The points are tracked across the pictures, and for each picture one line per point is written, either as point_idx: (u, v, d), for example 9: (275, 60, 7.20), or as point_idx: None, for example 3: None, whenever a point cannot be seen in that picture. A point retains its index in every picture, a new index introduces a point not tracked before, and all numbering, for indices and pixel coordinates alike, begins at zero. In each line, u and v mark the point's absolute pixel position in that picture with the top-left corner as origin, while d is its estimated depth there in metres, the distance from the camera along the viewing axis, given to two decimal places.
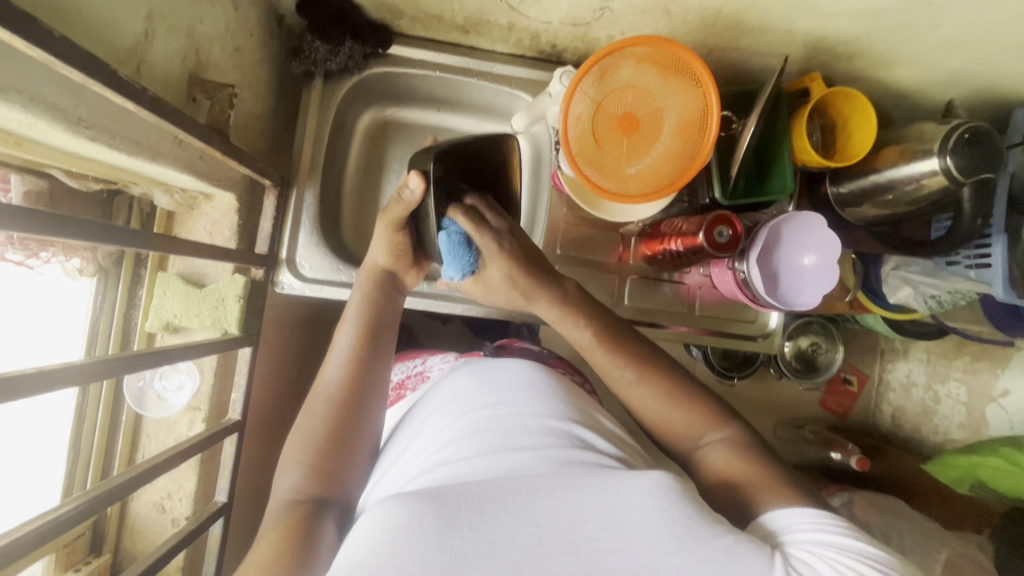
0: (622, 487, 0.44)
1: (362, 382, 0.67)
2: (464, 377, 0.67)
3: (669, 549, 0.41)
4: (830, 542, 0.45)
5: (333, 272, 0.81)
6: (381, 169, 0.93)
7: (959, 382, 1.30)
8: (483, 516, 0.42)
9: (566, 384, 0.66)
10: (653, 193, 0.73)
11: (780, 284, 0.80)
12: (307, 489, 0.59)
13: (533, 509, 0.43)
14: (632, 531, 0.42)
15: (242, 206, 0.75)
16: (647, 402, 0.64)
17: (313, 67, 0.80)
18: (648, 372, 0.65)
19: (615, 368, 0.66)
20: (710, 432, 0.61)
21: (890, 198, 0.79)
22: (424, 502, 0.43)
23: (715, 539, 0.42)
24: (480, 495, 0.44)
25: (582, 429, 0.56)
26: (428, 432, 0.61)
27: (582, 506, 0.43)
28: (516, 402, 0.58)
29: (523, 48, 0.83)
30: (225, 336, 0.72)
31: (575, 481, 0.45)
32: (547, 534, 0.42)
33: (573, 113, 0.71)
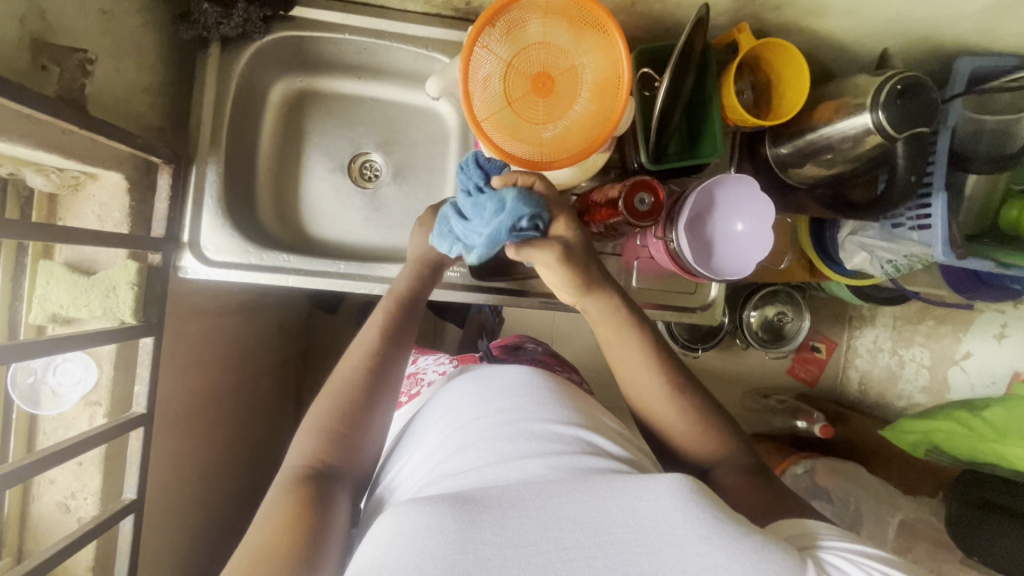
0: (645, 487, 0.42)
1: (385, 358, 0.62)
2: (465, 384, 0.64)
3: (699, 549, 0.38)
4: (862, 550, 0.45)
5: (242, 254, 0.76)
6: (301, 142, 0.87)
7: (922, 346, 1.30)
8: (504, 520, 0.39)
9: (579, 390, 0.64)
10: (571, 158, 0.68)
11: (714, 253, 0.77)
12: (317, 458, 0.55)
13: (556, 513, 0.40)
14: (660, 533, 0.39)
15: (133, 186, 0.70)
16: (665, 413, 0.63)
17: (205, 33, 0.73)
18: (677, 384, 0.63)
19: (640, 372, 0.63)
20: (723, 455, 0.62)
21: (829, 158, 0.75)
22: (442, 506, 0.40)
23: (743, 538, 0.39)
24: (499, 500, 0.41)
25: (590, 432, 0.53)
26: (429, 443, 0.58)
27: (604, 509, 0.40)
28: (522, 405, 0.55)
29: (436, 5, 0.77)
30: (119, 326, 0.68)
31: (594, 484, 0.42)
32: (573, 538, 0.39)
33: (480, 74, 0.66)
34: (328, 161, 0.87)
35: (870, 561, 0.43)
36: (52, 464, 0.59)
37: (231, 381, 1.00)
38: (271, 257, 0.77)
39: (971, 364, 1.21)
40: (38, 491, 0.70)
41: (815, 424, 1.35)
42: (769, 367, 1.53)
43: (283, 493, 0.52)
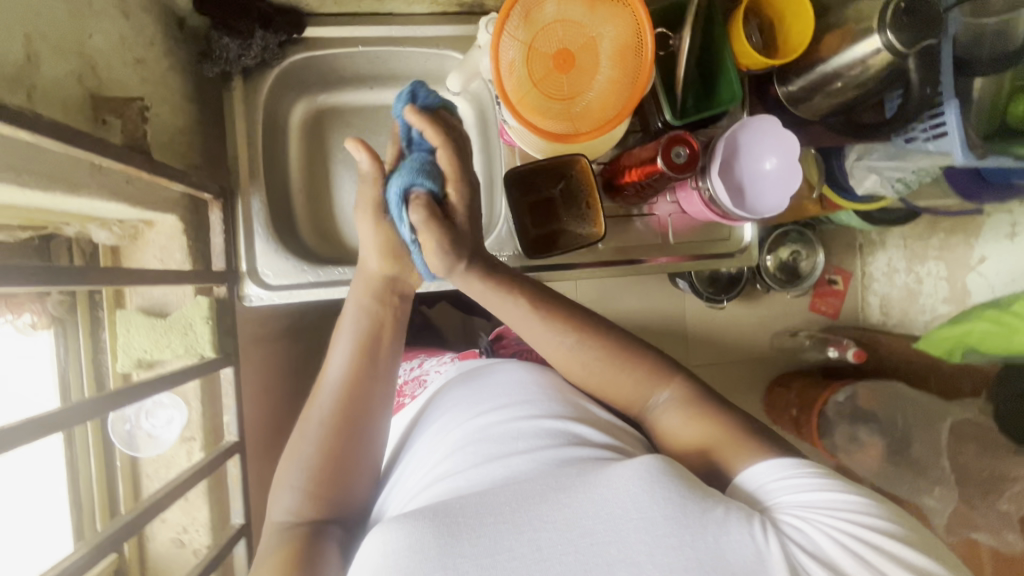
0: (615, 478, 0.46)
1: (363, 396, 0.63)
2: (455, 398, 0.67)
3: (664, 531, 0.42)
4: (810, 501, 0.46)
5: (299, 274, 0.79)
6: (327, 161, 0.91)
7: (936, 260, 1.38)
8: (481, 531, 0.44)
9: (561, 384, 0.69)
10: (602, 127, 0.72)
11: (747, 194, 0.80)
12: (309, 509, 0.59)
13: (529, 515, 0.44)
14: (629, 518, 0.43)
15: (188, 225, 0.72)
16: (581, 367, 0.65)
17: (228, 68, 0.76)
18: (583, 334, 0.65)
19: (551, 340, 0.65)
20: (657, 392, 0.63)
21: (839, 86, 0.78)
22: (423, 522, 0.44)
23: (707, 514, 0.43)
24: (477, 507, 0.45)
25: (570, 428, 0.56)
26: (423, 456, 0.62)
27: (574, 506, 0.44)
28: (503, 416, 0.58)
29: (442, 4, 0.79)
30: (202, 360, 0.70)
31: (567, 483, 0.46)
32: (546, 538, 0.43)
33: (506, 61, 0.69)
34: (355, 173, 0.91)
35: (814, 511, 0.45)
36: (176, 495, 0.62)
37: (296, 404, 1.03)
38: (326, 273, 0.79)
39: (988, 267, 1.28)
40: (151, 531, 0.73)
41: (847, 350, 1.37)
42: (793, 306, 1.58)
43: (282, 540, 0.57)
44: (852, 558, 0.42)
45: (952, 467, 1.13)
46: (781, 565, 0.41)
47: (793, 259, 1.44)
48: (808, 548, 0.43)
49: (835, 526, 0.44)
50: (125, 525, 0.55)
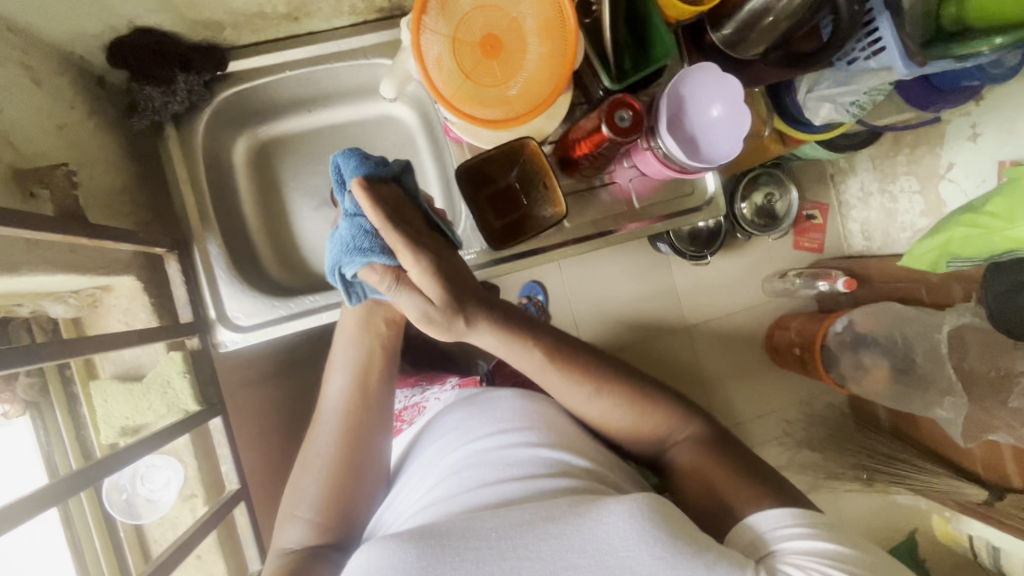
0: (606, 514, 0.49)
1: (358, 425, 0.71)
2: (454, 416, 0.69)
3: (647, 568, 0.46)
4: (808, 549, 0.49)
5: (270, 309, 0.77)
6: (280, 194, 0.90)
7: (907, 174, 1.41)
8: (465, 553, 0.48)
9: (554, 405, 0.70)
10: (540, 105, 0.70)
11: (700, 146, 0.79)
12: (312, 537, 0.65)
13: (515, 543, 0.48)
14: (615, 556, 0.47)
15: (147, 283, 0.71)
16: (590, 411, 0.68)
17: (157, 117, 0.74)
18: (597, 383, 0.67)
19: (571, 392, 0.67)
20: (674, 435, 0.67)
21: (771, 21, 0.78)
22: (412, 543, 0.49)
23: (690, 555, 0.46)
24: (464, 532, 0.49)
25: (561, 455, 0.59)
26: (420, 476, 0.65)
27: (561, 538, 0.48)
28: (500, 438, 0.61)
29: (361, 12, 0.78)
30: (185, 415, 0.69)
31: (558, 515, 0.49)
32: (529, 566, 0.47)
33: (433, 57, 0.68)
34: (311, 200, 0.90)
35: (814, 561, 0.47)
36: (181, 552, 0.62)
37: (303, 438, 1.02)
38: (298, 303, 0.78)
39: (956, 172, 1.28)
40: None
41: (838, 280, 1.38)
42: (778, 248, 1.60)
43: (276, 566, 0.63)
44: None
45: (955, 372, 1.14)
46: None
47: (768, 202, 1.49)
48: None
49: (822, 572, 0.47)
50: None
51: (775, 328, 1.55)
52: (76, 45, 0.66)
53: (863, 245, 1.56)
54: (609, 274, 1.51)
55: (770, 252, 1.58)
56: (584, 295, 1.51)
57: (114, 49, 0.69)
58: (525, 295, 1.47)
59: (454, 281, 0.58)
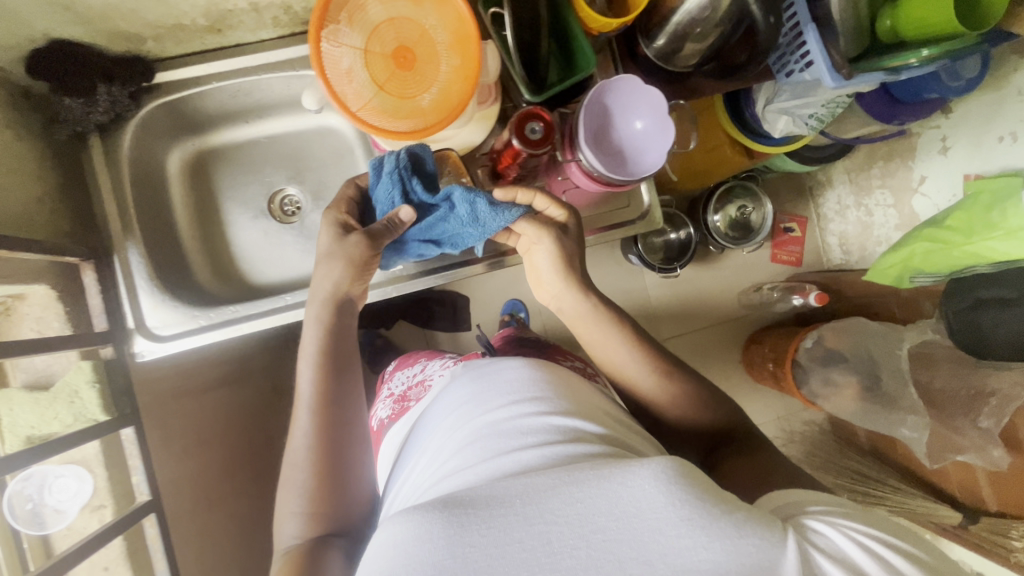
0: (631, 475, 0.44)
1: (334, 413, 0.67)
2: (461, 393, 0.67)
3: (681, 531, 0.41)
4: (835, 512, 0.48)
5: (190, 319, 0.78)
6: (216, 205, 0.91)
7: (881, 188, 1.40)
8: (489, 521, 0.42)
9: (561, 376, 0.66)
10: (451, 114, 0.69)
11: (625, 158, 0.78)
12: (304, 530, 0.63)
13: (540, 507, 0.43)
14: (643, 519, 0.42)
15: (62, 292, 0.71)
16: (660, 394, 0.72)
17: (80, 127, 0.75)
18: (662, 366, 0.72)
19: (640, 374, 0.72)
20: (721, 433, 0.71)
21: (699, 32, 0.77)
22: (433, 512, 0.43)
23: (722, 517, 0.42)
24: (488, 498, 0.44)
25: (569, 423, 0.56)
26: (433, 452, 0.62)
27: (588, 499, 0.43)
28: (513, 408, 0.58)
29: (285, 25, 0.78)
30: (92, 425, 0.69)
31: (579, 475, 0.45)
32: (557, 531, 0.42)
33: (343, 68, 0.68)
34: (248, 210, 0.91)
35: (844, 518, 0.47)
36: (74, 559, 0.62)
37: (252, 446, 1.03)
38: (218, 313, 0.78)
39: (929, 187, 1.27)
40: None
41: (810, 296, 1.39)
42: (754, 261, 1.60)
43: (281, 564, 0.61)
44: (874, 560, 0.43)
45: (922, 390, 1.18)
46: (794, 561, 0.41)
47: (742, 214, 1.49)
48: (830, 551, 0.43)
49: (853, 528, 0.46)
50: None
51: (751, 343, 1.57)
52: None
53: (842, 258, 1.58)
54: None
55: (745, 266, 1.60)
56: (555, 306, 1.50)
57: (33, 60, 0.70)
58: (507, 313, 1.55)
59: (572, 247, 0.75)
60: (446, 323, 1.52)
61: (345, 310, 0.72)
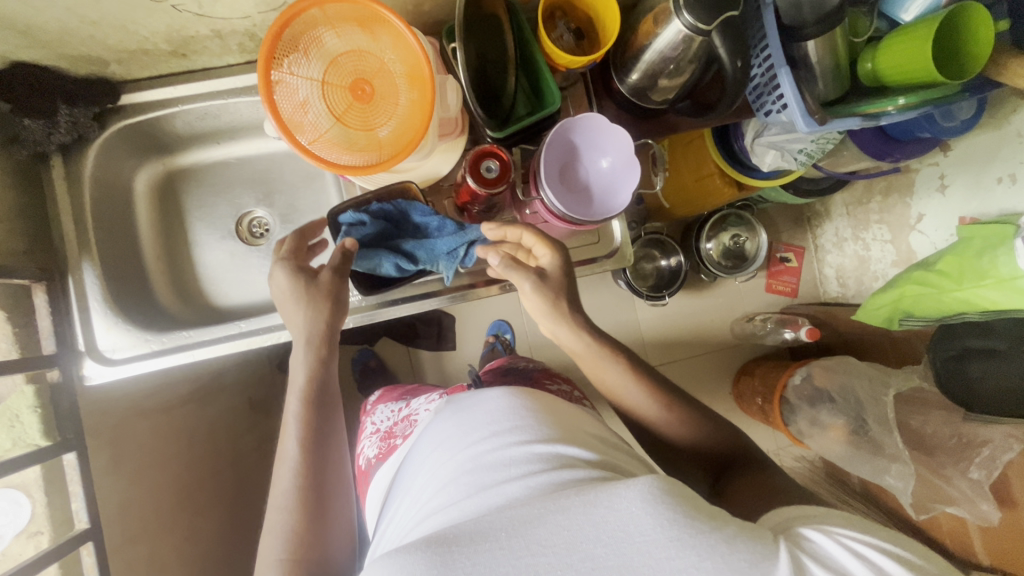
0: (615, 498, 0.45)
1: (323, 445, 0.66)
2: (448, 415, 0.67)
3: (671, 552, 0.42)
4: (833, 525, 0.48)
5: (142, 343, 0.77)
6: (183, 225, 0.91)
7: (879, 223, 1.36)
8: (475, 558, 0.43)
9: (550, 398, 0.67)
10: (409, 148, 0.67)
11: (592, 197, 0.76)
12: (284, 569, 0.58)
13: (526, 540, 0.43)
14: (632, 543, 0.42)
15: (12, 313, 0.70)
16: (660, 418, 0.70)
17: (40, 147, 0.75)
18: (655, 388, 0.70)
19: (633, 399, 0.70)
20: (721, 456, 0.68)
21: (671, 69, 0.75)
22: (418, 552, 0.44)
23: (710, 535, 0.43)
24: (471, 535, 0.44)
25: (557, 444, 0.56)
26: (421, 477, 0.62)
27: (575, 528, 0.43)
28: (500, 433, 0.58)
29: (250, 50, 0.78)
30: (32, 450, 0.68)
31: (565, 502, 0.45)
32: (546, 563, 0.42)
33: (299, 100, 0.66)
34: (215, 231, 0.92)
35: (841, 531, 0.46)
36: None
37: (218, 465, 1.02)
38: (170, 338, 0.78)
39: (927, 224, 1.23)
40: None
41: (802, 329, 1.37)
42: (747, 290, 1.58)
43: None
44: (861, 563, 0.43)
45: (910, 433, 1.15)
46: (787, 565, 0.42)
47: (736, 243, 1.47)
48: (819, 556, 0.44)
49: (848, 539, 0.45)
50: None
51: (741, 374, 1.54)
52: None
53: (838, 291, 1.54)
54: None
55: (738, 295, 1.57)
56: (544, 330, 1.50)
57: None
58: (492, 333, 1.54)
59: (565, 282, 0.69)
60: (430, 343, 1.52)
61: (331, 345, 0.70)
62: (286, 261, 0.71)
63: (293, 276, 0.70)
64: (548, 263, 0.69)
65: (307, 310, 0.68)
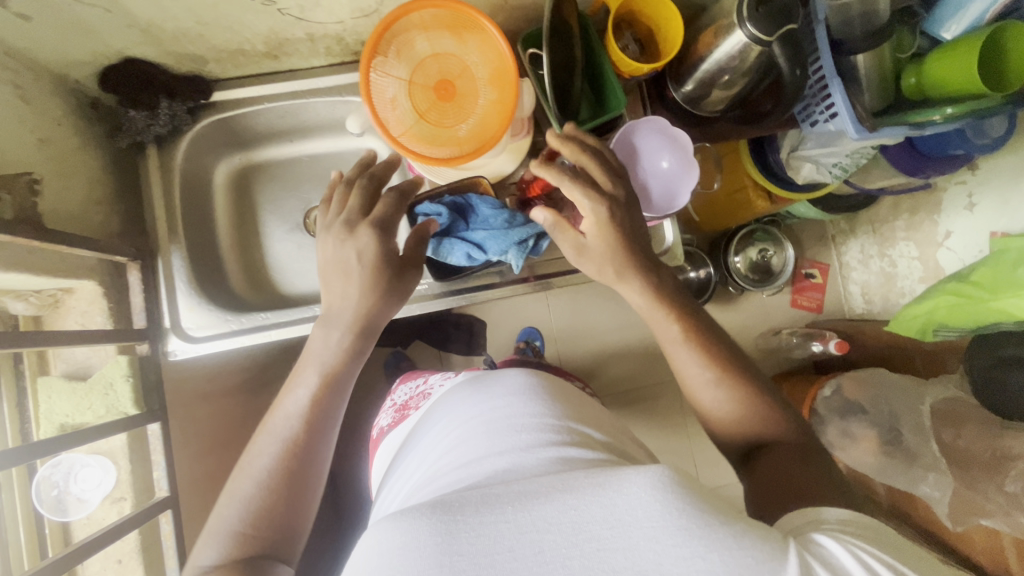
0: (624, 483, 0.46)
1: (317, 422, 0.65)
2: (462, 407, 0.69)
3: (677, 540, 0.42)
4: (850, 532, 0.47)
5: (223, 323, 0.81)
6: (256, 217, 0.95)
7: (906, 240, 1.38)
8: (480, 529, 0.45)
9: (558, 394, 0.70)
10: (487, 145, 0.73)
11: (653, 194, 0.80)
12: (241, 526, 0.59)
13: (533, 516, 0.45)
14: (637, 527, 0.43)
15: (108, 288, 0.75)
16: (711, 393, 0.66)
17: (140, 137, 0.81)
18: (717, 363, 0.66)
19: (691, 365, 0.67)
20: (770, 437, 0.64)
21: (727, 79, 0.80)
22: (426, 518, 0.46)
23: (720, 527, 0.43)
24: (477, 506, 0.47)
25: (568, 446, 0.58)
26: (431, 465, 0.64)
27: (582, 507, 0.45)
28: (517, 431, 0.60)
29: (336, 54, 0.84)
30: (123, 417, 0.72)
31: (575, 484, 0.47)
32: (550, 540, 0.44)
33: (389, 96, 0.72)
34: (284, 224, 0.95)
35: (855, 540, 0.46)
36: (93, 548, 0.64)
37: None
38: (249, 319, 0.82)
39: (955, 242, 1.25)
40: None
41: (830, 342, 1.41)
42: (774, 304, 1.60)
43: (224, 550, 0.58)
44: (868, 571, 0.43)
45: (944, 449, 1.14)
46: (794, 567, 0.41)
47: (762, 257, 1.48)
48: (825, 559, 0.44)
49: (859, 548, 0.45)
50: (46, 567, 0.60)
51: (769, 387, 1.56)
52: (72, 71, 0.74)
53: (864, 307, 1.55)
54: (597, 316, 1.51)
55: (765, 308, 1.59)
56: (573, 341, 1.51)
57: (105, 74, 0.76)
58: (522, 340, 1.47)
59: (627, 229, 0.67)
60: (461, 347, 1.44)
61: (366, 334, 0.69)
62: (374, 236, 0.67)
63: (375, 260, 0.67)
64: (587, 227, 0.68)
65: (352, 285, 0.67)
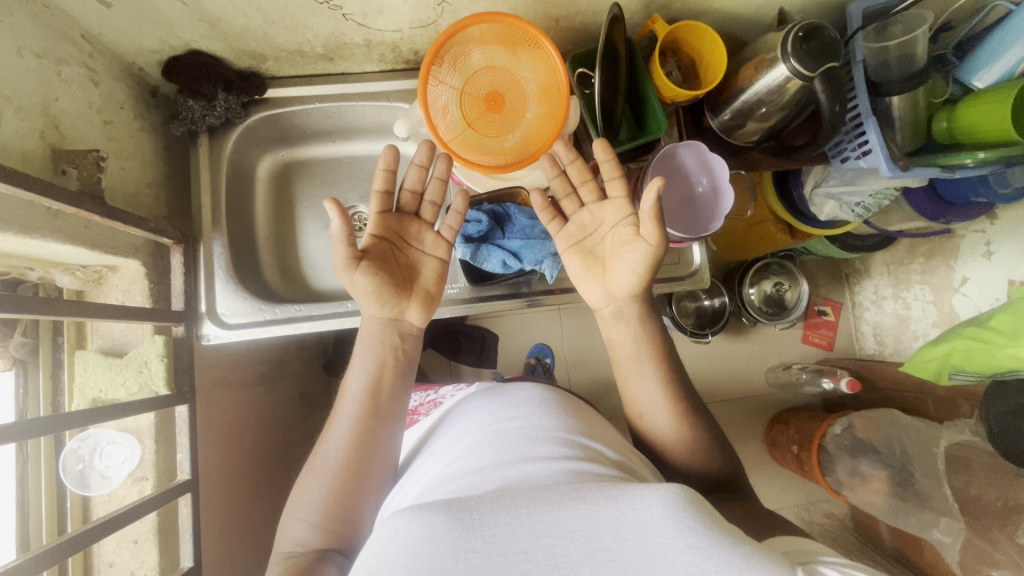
0: (637, 497, 0.45)
1: (379, 408, 0.69)
2: (474, 421, 0.68)
3: (687, 557, 0.40)
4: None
5: (255, 312, 0.83)
6: (292, 211, 0.97)
7: (921, 283, 1.34)
8: (495, 529, 0.43)
9: (574, 411, 0.70)
10: (530, 158, 0.75)
11: (691, 217, 0.82)
12: (321, 519, 0.63)
13: (548, 521, 0.44)
14: (649, 542, 0.41)
15: (150, 270, 0.77)
16: (672, 436, 0.71)
17: (194, 126, 0.84)
18: (682, 407, 0.71)
19: (652, 401, 0.72)
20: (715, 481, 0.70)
21: (764, 112, 0.82)
22: (438, 514, 0.45)
23: (733, 547, 0.41)
24: (493, 506, 0.45)
25: (580, 463, 0.57)
26: (440, 474, 0.63)
27: (596, 519, 0.43)
28: (530, 447, 0.59)
29: (389, 61, 0.87)
30: (155, 396, 0.73)
31: (590, 495, 0.46)
32: (562, 546, 0.42)
33: (440, 104, 0.74)
34: (319, 221, 0.97)
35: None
36: (123, 523, 0.65)
37: (270, 451, 1.05)
38: (282, 310, 0.83)
39: (971, 288, 1.21)
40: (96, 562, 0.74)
41: (841, 380, 1.32)
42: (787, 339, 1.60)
43: (315, 538, 0.62)
44: None
45: (954, 495, 1.07)
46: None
47: (777, 291, 1.44)
48: None
49: None
50: (47, 553, 0.56)
51: (774, 421, 1.53)
52: (139, 59, 0.78)
53: (875, 348, 1.51)
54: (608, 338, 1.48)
55: (777, 342, 1.57)
56: (578, 361, 1.47)
57: (168, 64, 0.79)
58: (533, 357, 1.44)
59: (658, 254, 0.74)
60: (473, 358, 1.41)
61: (394, 333, 0.73)
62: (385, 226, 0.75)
63: (350, 245, 0.69)
64: (633, 253, 0.71)
65: (370, 306, 0.72)
